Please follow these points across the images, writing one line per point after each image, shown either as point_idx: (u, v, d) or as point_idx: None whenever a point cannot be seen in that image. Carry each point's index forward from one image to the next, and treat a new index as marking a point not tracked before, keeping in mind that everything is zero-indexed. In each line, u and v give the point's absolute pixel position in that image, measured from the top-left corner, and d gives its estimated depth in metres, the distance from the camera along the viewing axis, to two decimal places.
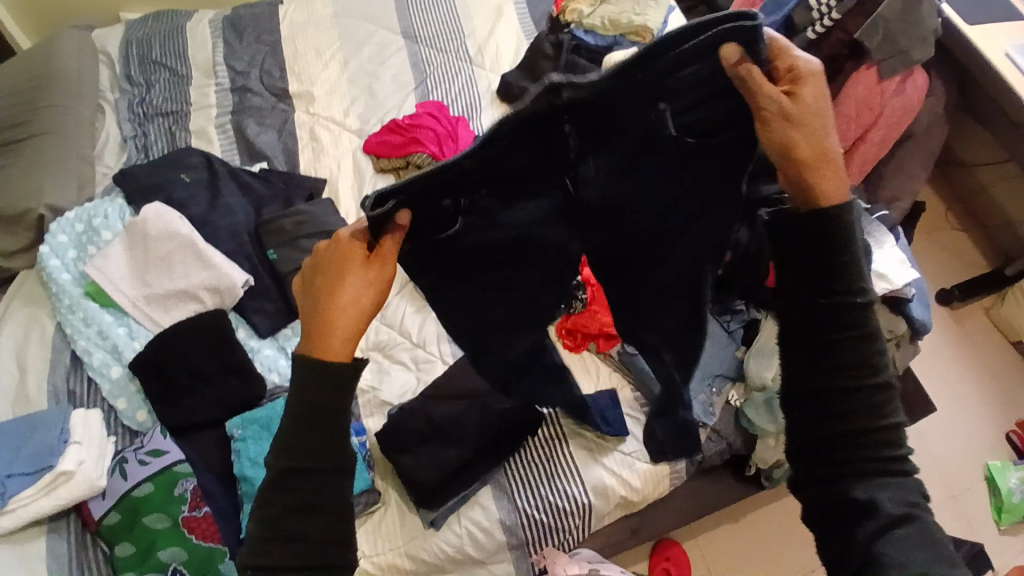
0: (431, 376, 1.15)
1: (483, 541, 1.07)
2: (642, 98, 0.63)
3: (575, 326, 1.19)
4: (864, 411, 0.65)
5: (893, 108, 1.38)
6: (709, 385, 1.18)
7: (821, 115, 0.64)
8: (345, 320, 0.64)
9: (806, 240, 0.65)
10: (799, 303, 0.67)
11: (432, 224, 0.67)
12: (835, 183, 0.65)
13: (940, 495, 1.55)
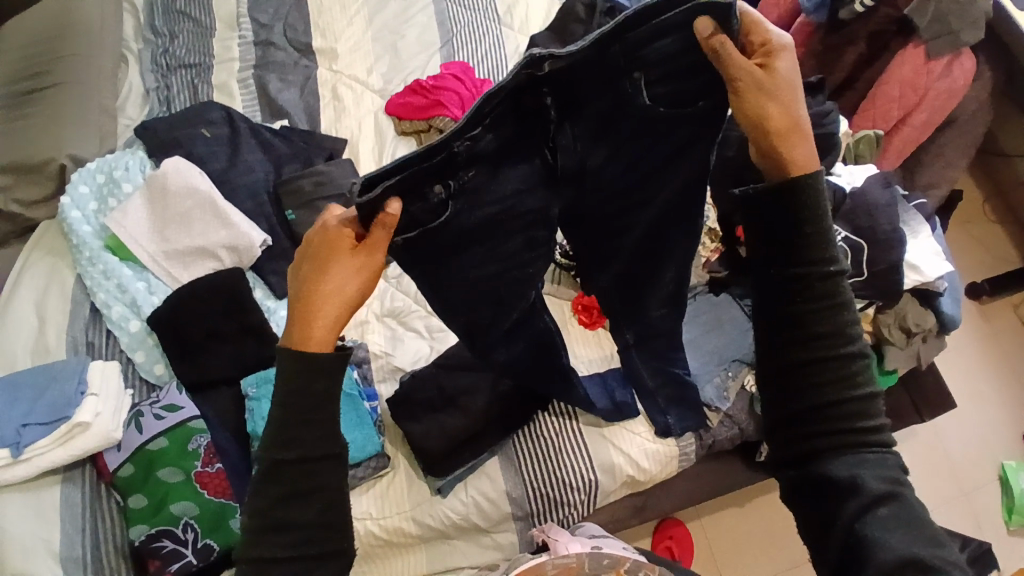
0: (444, 346, 1.14)
1: (489, 512, 1.08)
2: (617, 68, 0.63)
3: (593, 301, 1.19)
4: (846, 385, 0.67)
5: (940, 88, 1.29)
6: (725, 368, 1.16)
7: (792, 86, 0.65)
8: (329, 308, 0.62)
9: (781, 208, 0.67)
10: (773, 273, 0.69)
11: (421, 213, 0.64)
12: (804, 151, 0.67)
13: (951, 492, 1.53)
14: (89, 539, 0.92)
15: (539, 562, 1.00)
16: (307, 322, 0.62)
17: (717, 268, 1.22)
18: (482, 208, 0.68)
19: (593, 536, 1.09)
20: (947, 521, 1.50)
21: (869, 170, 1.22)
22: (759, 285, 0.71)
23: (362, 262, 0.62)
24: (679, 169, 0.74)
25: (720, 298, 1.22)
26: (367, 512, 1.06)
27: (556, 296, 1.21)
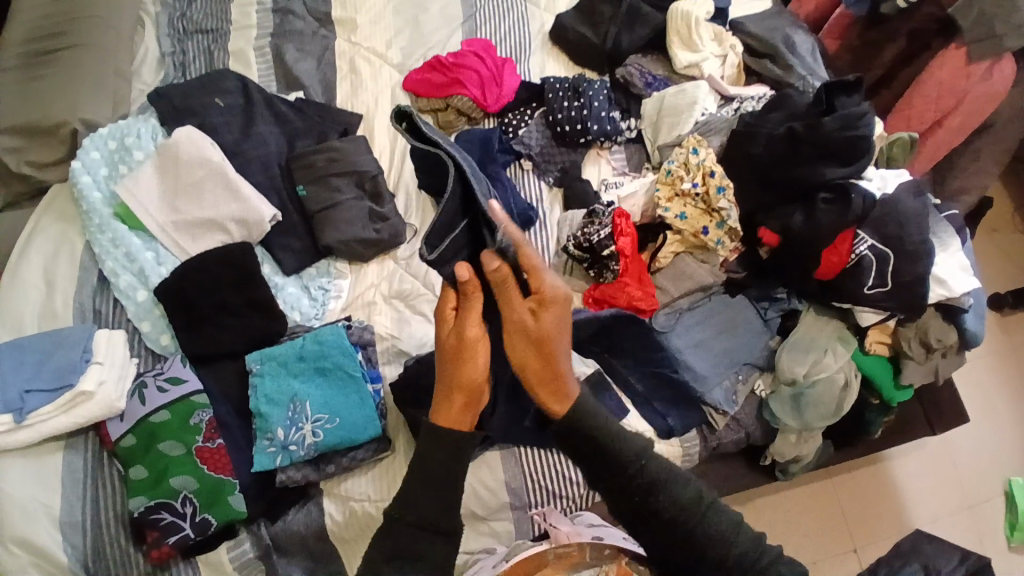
0: None
1: (486, 501, 1.08)
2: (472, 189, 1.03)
3: (602, 297, 1.17)
4: (714, 543, 0.73)
5: (977, 94, 1.22)
6: (735, 372, 1.16)
7: (555, 338, 0.78)
8: (466, 388, 0.78)
9: (581, 442, 0.75)
10: (606, 484, 0.76)
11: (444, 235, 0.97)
12: (558, 396, 0.76)
13: (955, 506, 1.51)
14: (90, 507, 0.92)
15: (540, 550, 0.97)
16: (452, 398, 0.78)
17: (734, 268, 1.20)
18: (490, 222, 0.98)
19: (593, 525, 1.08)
20: (950, 535, 1.48)
21: (901, 175, 1.16)
22: (617, 511, 0.77)
23: (470, 334, 0.78)
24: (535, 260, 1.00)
25: (736, 300, 1.19)
26: (366, 494, 1.01)
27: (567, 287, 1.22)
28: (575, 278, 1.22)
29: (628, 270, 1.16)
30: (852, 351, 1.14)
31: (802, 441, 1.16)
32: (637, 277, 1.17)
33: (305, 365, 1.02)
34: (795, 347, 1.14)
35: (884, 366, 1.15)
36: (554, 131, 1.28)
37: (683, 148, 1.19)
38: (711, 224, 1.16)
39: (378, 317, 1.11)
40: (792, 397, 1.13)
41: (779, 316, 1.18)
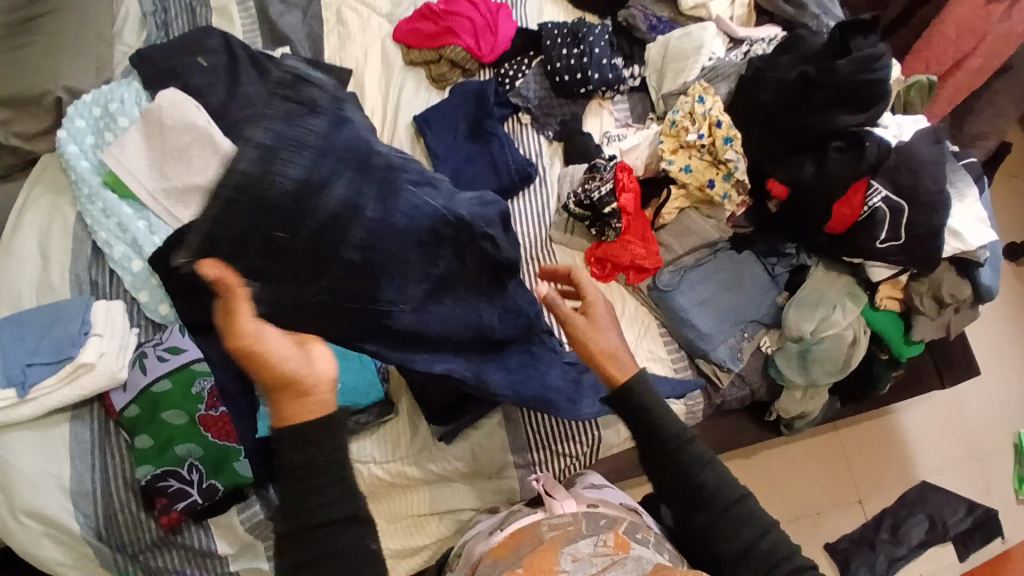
0: None
1: (489, 457, 1.14)
2: None
3: (605, 255, 1.15)
4: (753, 524, 0.77)
5: (997, 34, 1.15)
6: (741, 329, 1.14)
7: (610, 326, 0.86)
8: (275, 379, 0.63)
9: (639, 421, 0.80)
10: (658, 457, 0.79)
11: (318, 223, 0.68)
12: (620, 365, 0.83)
13: (962, 456, 1.51)
14: (100, 476, 0.95)
15: (533, 520, 0.92)
16: (284, 405, 0.64)
17: (741, 223, 1.16)
18: (426, 174, 0.77)
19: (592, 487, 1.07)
20: (956, 485, 1.48)
21: (919, 121, 1.10)
22: (662, 484, 0.80)
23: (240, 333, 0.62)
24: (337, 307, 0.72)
25: (742, 256, 1.15)
26: (373, 455, 1.12)
27: (568, 246, 1.19)
28: (578, 237, 1.20)
29: (630, 228, 1.14)
30: (862, 307, 1.11)
31: (809, 397, 1.15)
32: (641, 235, 1.14)
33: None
34: (802, 303, 1.10)
35: (897, 321, 1.11)
36: (553, 82, 1.23)
37: (689, 97, 1.13)
38: (717, 176, 1.11)
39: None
40: (798, 354, 1.11)
41: (787, 272, 1.15)
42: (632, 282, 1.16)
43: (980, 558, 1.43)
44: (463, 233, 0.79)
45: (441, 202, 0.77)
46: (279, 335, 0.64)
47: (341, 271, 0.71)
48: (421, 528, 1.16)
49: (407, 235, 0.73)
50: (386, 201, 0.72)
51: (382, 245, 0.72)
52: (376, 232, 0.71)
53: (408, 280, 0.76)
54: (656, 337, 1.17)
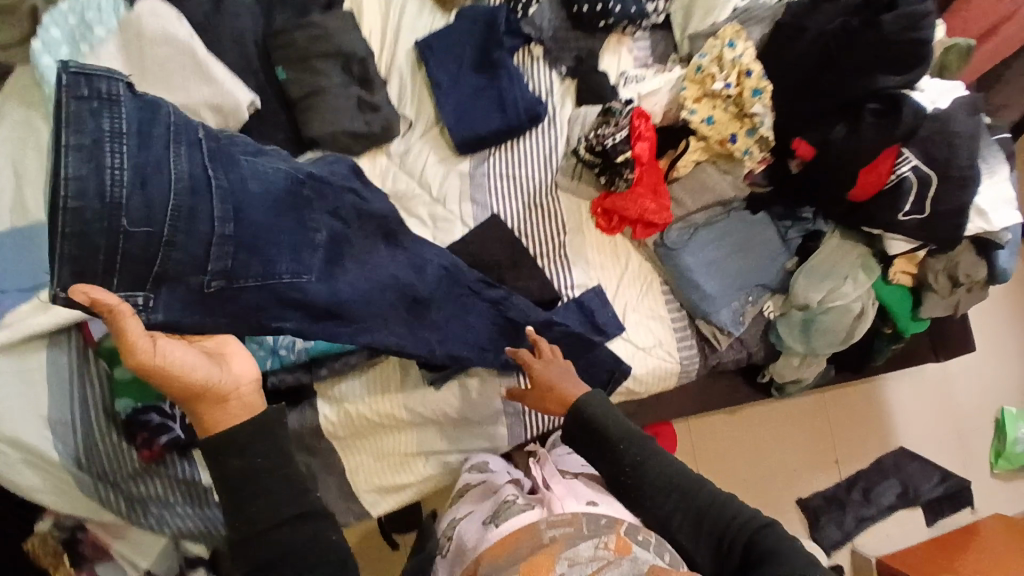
0: (448, 236, 1.12)
1: (481, 404, 1.13)
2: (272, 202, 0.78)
3: (613, 207, 1.12)
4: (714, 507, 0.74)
5: None
6: (746, 293, 1.11)
7: (549, 378, 0.92)
8: (192, 391, 0.68)
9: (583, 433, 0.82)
10: (611, 460, 0.79)
11: (174, 210, 0.69)
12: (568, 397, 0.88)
13: (943, 431, 1.54)
14: (79, 406, 0.93)
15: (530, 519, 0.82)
16: (208, 414, 0.69)
17: (758, 180, 1.11)
18: (256, 145, 0.81)
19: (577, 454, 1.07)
20: (930, 455, 1.52)
21: (956, 88, 1.02)
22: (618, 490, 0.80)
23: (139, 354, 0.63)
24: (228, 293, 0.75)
25: (757, 218, 1.12)
26: (361, 396, 1.11)
27: (576, 193, 1.17)
28: (586, 185, 1.15)
29: (643, 180, 1.08)
30: (874, 279, 1.08)
31: (806, 364, 1.13)
32: (653, 188, 1.08)
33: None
34: (813, 272, 1.07)
35: (904, 296, 1.10)
36: (570, 12, 1.13)
37: (719, 39, 1.04)
38: (741, 131, 1.04)
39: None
40: (802, 322, 1.09)
41: (801, 237, 1.11)
42: (638, 237, 1.13)
43: (945, 525, 1.48)
44: (323, 190, 0.85)
45: (283, 165, 0.81)
46: (183, 349, 0.68)
47: (221, 247, 0.73)
48: (407, 468, 1.17)
49: (269, 198, 0.77)
50: (225, 170, 0.74)
51: (248, 213, 0.75)
52: (233, 195, 0.74)
53: (300, 248, 0.80)
54: (657, 293, 1.15)
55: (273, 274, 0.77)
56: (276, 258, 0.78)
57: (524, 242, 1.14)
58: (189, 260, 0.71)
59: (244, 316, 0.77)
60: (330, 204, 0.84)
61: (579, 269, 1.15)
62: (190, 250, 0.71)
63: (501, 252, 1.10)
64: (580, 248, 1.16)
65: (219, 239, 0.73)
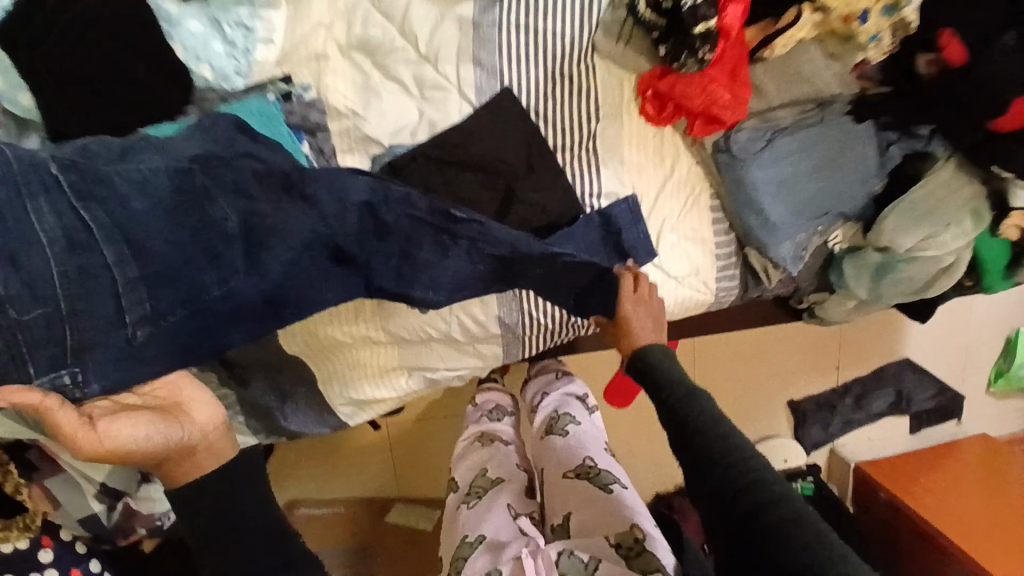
0: (441, 113, 0.85)
1: (477, 328, 0.94)
2: (182, 209, 0.63)
3: (670, 90, 0.83)
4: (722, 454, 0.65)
5: None
6: (816, 224, 0.91)
7: (635, 323, 0.86)
8: (151, 460, 0.65)
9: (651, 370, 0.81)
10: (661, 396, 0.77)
11: (62, 276, 0.57)
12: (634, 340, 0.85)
13: (952, 347, 1.45)
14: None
15: None
16: (177, 471, 0.66)
17: (870, 77, 0.82)
18: (122, 148, 0.67)
19: (593, 466, 0.79)
20: (931, 367, 1.47)
21: None
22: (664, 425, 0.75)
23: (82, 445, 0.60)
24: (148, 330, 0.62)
25: (859, 130, 0.87)
26: (328, 321, 0.92)
27: (619, 62, 0.86)
28: (633, 51, 0.85)
29: (722, 60, 0.80)
30: (979, 233, 0.89)
31: (859, 309, 0.98)
32: (730, 72, 0.80)
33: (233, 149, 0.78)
34: (908, 211, 0.87)
35: (1004, 251, 0.93)
36: None
37: None
38: (875, 6, 0.75)
39: (332, 82, 0.84)
40: (875, 265, 0.92)
41: (902, 156, 0.89)
42: (695, 134, 0.86)
43: (928, 436, 1.48)
44: (215, 165, 0.66)
45: (159, 162, 0.65)
46: (134, 421, 0.63)
47: (131, 293, 0.60)
48: (382, 380, 0.99)
49: (160, 209, 0.62)
50: (100, 200, 0.60)
51: (147, 242, 0.61)
52: (120, 222, 0.60)
53: (215, 250, 0.63)
54: (704, 206, 0.91)
55: (201, 292, 0.63)
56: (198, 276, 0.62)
57: (543, 128, 0.86)
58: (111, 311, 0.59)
59: (184, 346, 0.66)
60: (228, 181, 0.66)
61: (610, 170, 0.88)
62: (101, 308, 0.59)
63: (515, 152, 0.84)
64: (613, 141, 0.88)
65: (124, 284, 0.59)
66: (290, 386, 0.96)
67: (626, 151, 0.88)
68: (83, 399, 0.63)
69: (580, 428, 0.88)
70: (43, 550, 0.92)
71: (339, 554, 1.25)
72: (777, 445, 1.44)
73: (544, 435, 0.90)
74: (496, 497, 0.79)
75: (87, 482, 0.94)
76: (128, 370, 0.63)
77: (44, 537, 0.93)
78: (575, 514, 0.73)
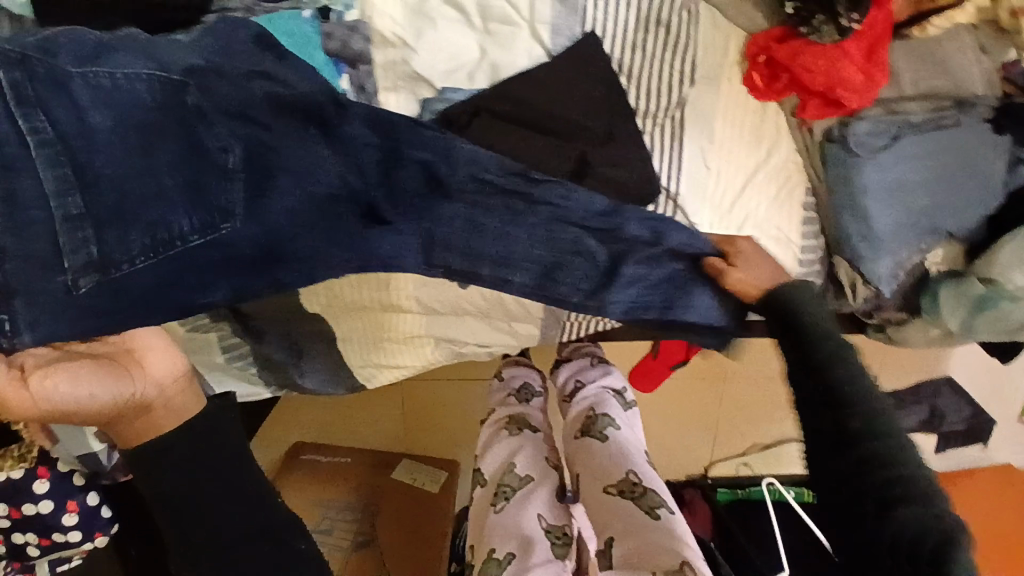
0: (505, 53, 0.72)
1: (517, 305, 0.86)
2: (169, 137, 0.53)
3: (791, 59, 0.69)
4: (852, 385, 0.53)
5: None
6: (921, 241, 0.78)
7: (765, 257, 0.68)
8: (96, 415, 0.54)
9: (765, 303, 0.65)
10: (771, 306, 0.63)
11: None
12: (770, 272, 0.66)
13: (1001, 370, 1.34)
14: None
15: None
16: (127, 429, 0.55)
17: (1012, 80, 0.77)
18: (101, 42, 0.53)
19: (638, 483, 0.73)
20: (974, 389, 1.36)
21: None
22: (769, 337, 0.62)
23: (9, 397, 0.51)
24: (124, 287, 0.53)
25: (993, 139, 0.76)
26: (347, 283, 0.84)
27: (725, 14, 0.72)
28: (750, 1, 0.71)
29: (864, 33, 0.68)
30: None
31: (944, 341, 0.86)
32: (867, 49, 0.68)
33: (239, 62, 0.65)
34: None
35: None
36: None
37: None
38: None
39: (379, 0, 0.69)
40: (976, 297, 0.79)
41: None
42: (806, 117, 0.73)
43: (951, 458, 1.38)
44: (209, 76, 0.55)
45: (142, 63, 0.53)
46: (77, 373, 0.53)
47: (77, 225, 0.50)
48: (404, 345, 0.90)
49: (125, 130, 0.52)
50: (47, 107, 0.49)
51: (98, 168, 0.51)
52: (70, 140, 0.50)
53: (203, 184, 0.54)
54: (795, 203, 0.78)
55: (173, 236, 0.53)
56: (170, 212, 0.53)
57: (626, 85, 0.72)
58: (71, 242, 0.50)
59: (150, 295, 0.54)
60: (226, 100, 0.55)
61: (694, 146, 0.74)
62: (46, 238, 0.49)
63: (590, 114, 0.71)
64: (705, 113, 0.74)
65: (67, 219, 0.50)
66: (297, 344, 0.87)
67: (717, 128, 0.74)
68: (14, 348, 0.50)
69: (618, 434, 0.82)
70: (38, 481, 0.85)
71: (344, 512, 1.18)
72: (790, 452, 1.30)
73: (580, 435, 0.84)
74: (528, 501, 0.76)
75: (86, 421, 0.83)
76: (81, 319, 0.52)
77: (39, 469, 0.85)
78: (617, 540, 0.69)
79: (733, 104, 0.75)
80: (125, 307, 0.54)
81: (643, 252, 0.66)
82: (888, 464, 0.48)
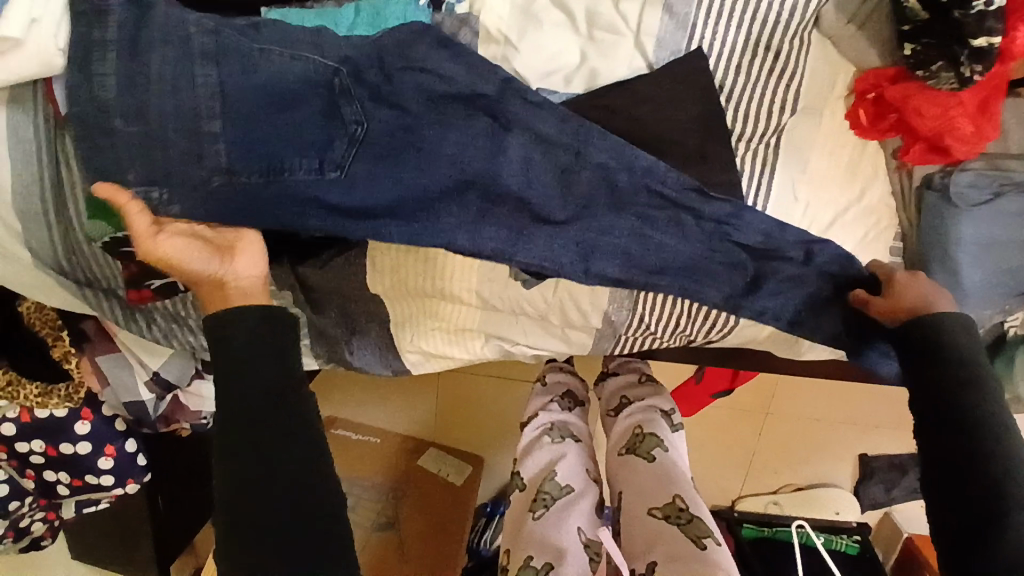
0: (606, 61, 0.71)
1: (577, 314, 0.84)
2: (313, 102, 0.61)
3: (902, 100, 0.67)
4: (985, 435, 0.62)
5: None
6: (1008, 304, 0.75)
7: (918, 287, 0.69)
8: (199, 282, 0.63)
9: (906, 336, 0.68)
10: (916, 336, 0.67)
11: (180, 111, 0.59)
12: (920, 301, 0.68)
13: None
14: (48, 183, 0.65)
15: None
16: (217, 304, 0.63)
17: None
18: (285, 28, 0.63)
19: (684, 510, 0.73)
20: None
21: None
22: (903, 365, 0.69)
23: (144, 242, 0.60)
24: (238, 201, 0.61)
25: None
26: (410, 269, 0.83)
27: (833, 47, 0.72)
28: (865, 38, 0.69)
29: (985, 82, 0.65)
30: None
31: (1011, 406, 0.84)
32: (982, 100, 0.66)
33: (359, 18, 0.68)
34: None
35: None
36: None
37: None
38: None
39: None
40: None
41: None
42: (908, 160, 0.70)
43: None
44: (362, 64, 0.62)
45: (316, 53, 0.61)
46: (193, 244, 0.62)
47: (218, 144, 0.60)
48: (456, 336, 0.90)
49: (281, 90, 0.61)
50: (230, 60, 0.60)
51: (248, 108, 0.60)
52: (226, 87, 0.60)
53: (324, 145, 0.61)
54: (881, 247, 0.76)
55: (286, 170, 0.61)
56: (287, 152, 0.61)
57: (724, 105, 0.71)
58: (206, 151, 0.60)
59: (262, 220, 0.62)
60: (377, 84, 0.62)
61: (784, 175, 0.72)
62: (185, 143, 0.60)
63: (688, 130, 0.69)
64: (800, 143, 0.73)
65: (210, 135, 0.60)
66: (354, 322, 0.88)
67: (811, 160, 0.73)
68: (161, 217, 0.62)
69: (667, 455, 0.81)
70: (80, 422, 0.86)
71: (369, 492, 1.20)
72: (823, 496, 1.28)
73: (624, 452, 0.84)
74: (568, 512, 0.76)
75: (139, 367, 0.83)
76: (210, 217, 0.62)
77: (84, 410, 0.86)
78: (660, 565, 0.69)
79: (828, 139, 0.73)
80: (237, 212, 0.61)
81: (784, 268, 0.70)
82: (1009, 505, 0.59)
